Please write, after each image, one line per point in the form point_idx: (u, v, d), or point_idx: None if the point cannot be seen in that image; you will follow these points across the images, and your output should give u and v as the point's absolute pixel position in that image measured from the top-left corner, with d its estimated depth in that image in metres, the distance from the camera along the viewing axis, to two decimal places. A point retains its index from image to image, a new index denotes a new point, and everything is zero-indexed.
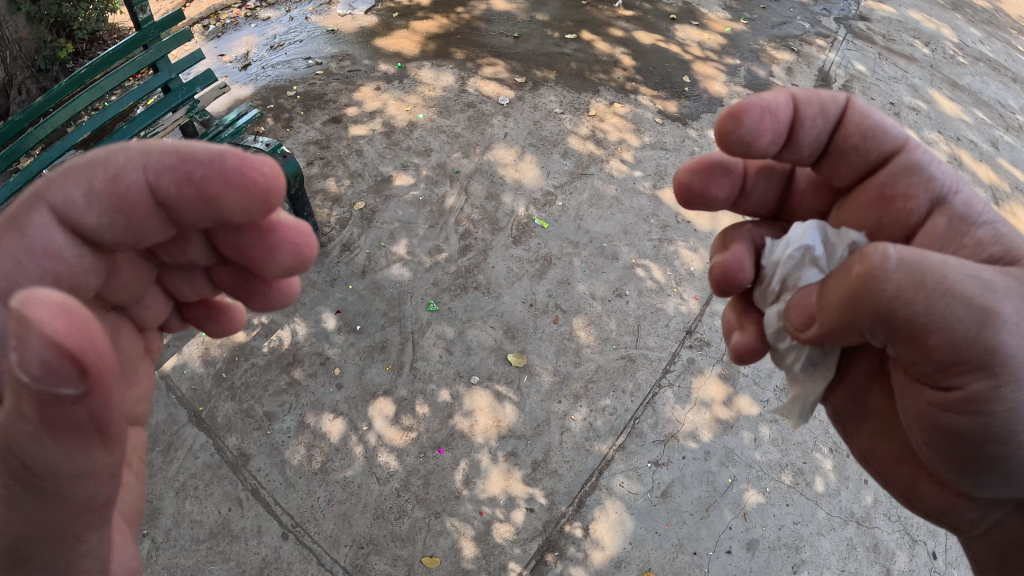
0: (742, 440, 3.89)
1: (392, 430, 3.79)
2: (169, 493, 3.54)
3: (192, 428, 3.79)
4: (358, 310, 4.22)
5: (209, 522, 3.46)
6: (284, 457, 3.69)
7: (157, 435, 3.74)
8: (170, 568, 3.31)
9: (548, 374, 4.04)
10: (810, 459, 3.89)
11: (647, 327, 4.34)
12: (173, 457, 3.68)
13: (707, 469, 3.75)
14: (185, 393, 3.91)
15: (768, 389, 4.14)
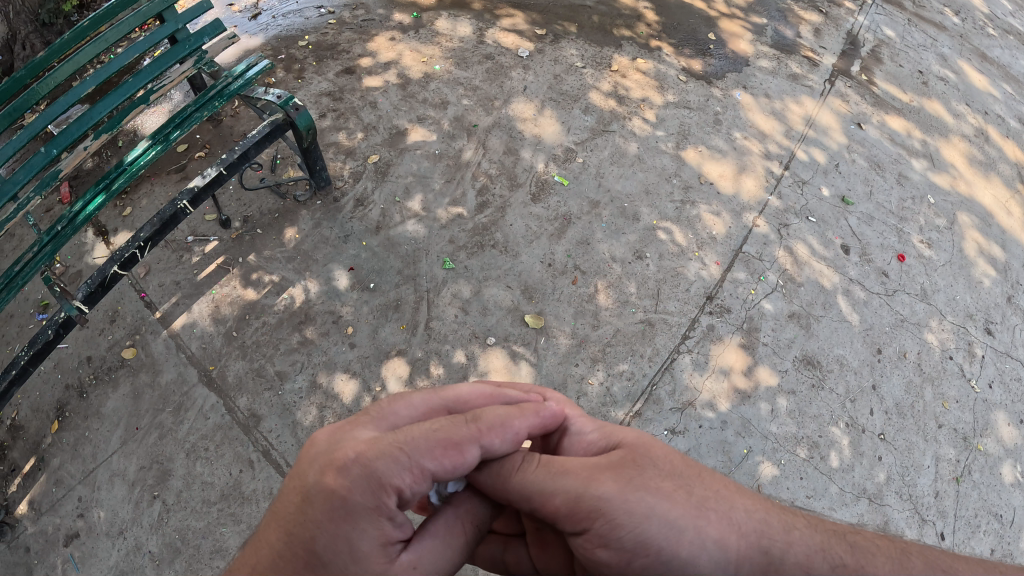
0: (759, 410, 3.90)
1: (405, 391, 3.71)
2: (179, 455, 3.72)
3: (202, 387, 3.91)
4: (372, 268, 4.11)
5: (220, 484, 3.64)
6: (295, 417, 3.80)
7: (167, 396, 3.90)
8: (183, 529, 3.52)
9: (566, 337, 3.93)
10: (825, 433, 3.91)
11: (666, 291, 4.22)
12: (183, 418, 3.83)
13: (723, 440, 3.76)
14: (194, 352, 4.03)
15: (787, 359, 4.12)
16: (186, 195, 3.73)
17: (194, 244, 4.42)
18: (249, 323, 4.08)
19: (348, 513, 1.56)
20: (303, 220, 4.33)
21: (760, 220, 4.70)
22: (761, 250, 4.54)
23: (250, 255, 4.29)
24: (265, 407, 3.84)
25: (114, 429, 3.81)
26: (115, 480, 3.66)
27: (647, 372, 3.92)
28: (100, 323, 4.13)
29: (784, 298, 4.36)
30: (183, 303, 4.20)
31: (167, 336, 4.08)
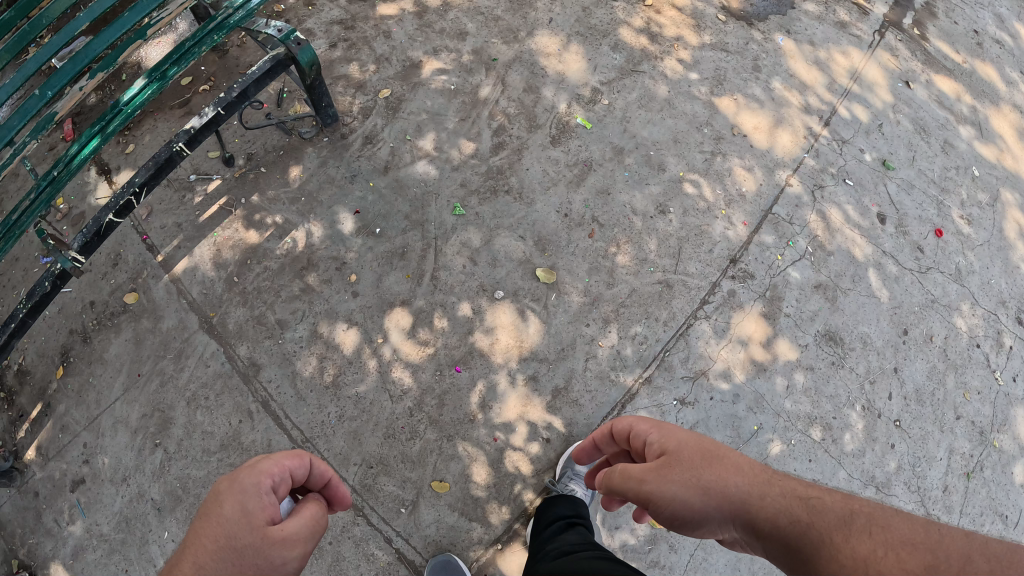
0: (775, 385, 3.70)
1: (408, 344, 3.58)
2: (180, 403, 3.68)
3: (203, 335, 3.79)
4: (379, 211, 3.88)
5: (220, 434, 3.59)
6: (295, 368, 3.66)
7: (168, 342, 3.82)
8: (182, 478, 3.55)
9: (579, 295, 3.71)
10: (841, 415, 3.71)
11: (688, 251, 3.95)
12: (184, 365, 3.76)
13: (733, 414, 3.58)
14: (194, 298, 3.90)
15: (810, 333, 3.87)
16: (182, 138, 3.49)
17: (197, 183, 4.20)
18: (250, 269, 3.91)
19: (239, 486, 1.83)
20: (309, 158, 4.08)
21: (794, 178, 4.36)
22: (792, 213, 4.21)
23: (253, 195, 4.06)
24: (265, 356, 3.72)
25: (116, 374, 3.78)
26: (119, 427, 3.67)
27: (660, 337, 3.71)
28: (102, 267, 4.02)
29: (813, 267, 4.07)
30: (184, 247, 4.03)
31: (167, 282, 3.95)
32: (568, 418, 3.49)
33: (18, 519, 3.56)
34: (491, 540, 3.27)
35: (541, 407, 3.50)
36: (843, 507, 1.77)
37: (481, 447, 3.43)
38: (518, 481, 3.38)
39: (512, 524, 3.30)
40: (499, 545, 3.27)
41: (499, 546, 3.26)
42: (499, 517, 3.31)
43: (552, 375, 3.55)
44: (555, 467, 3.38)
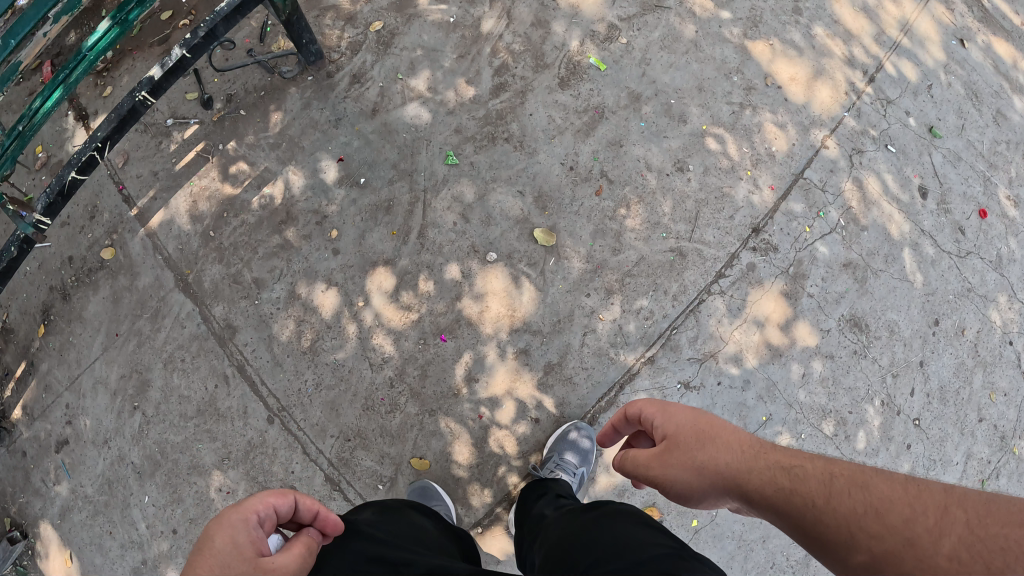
0: (789, 373, 3.46)
1: (390, 308, 3.25)
2: (157, 365, 3.41)
3: (179, 294, 3.47)
4: (364, 159, 3.41)
5: (196, 399, 3.34)
6: (271, 332, 3.34)
7: (145, 301, 3.50)
8: (161, 443, 3.33)
9: (579, 261, 3.29)
10: (857, 410, 3.51)
11: (705, 216, 3.47)
12: (161, 325, 3.45)
13: (741, 403, 3.37)
14: (170, 255, 3.55)
15: (832, 317, 3.56)
16: (145, 86, 3.14)
17: (174, 127, 3.73)
18: (226, 222, 3.53)
19: (230, 522, 1.73)
20: (291, 100, 3.59)
21: (830, 140, 3.86)
22: (825, 179, 3.77)
23: (231, 141, 3.64)
24: (241, 317, 3.40)
25: (95, 333, 3.50)
26: (99, 389, 3.43)
27: (668, 311, 3.32)
28: (80, 221, 3.65)
29: (842, 244, 3.67)
30: (162, 198, 3.61)
31: (144, 236, 3.59)
32: (560, 396, 3.17)
33: (9, 479, 3.42)
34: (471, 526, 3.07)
35: (531, 383, 3.17)
36: (830, 468, 1.76)
37: (466, 424, 3.14)
38: (505, 461, 3.12)
39: (493, 509, 3.09)
40: (479, 530, 3.07)
41: (480, 531, 3.07)
42: (481, 499, 3.09)
43: (546, 348, 3.20)
44: (544, 449, 3.07)
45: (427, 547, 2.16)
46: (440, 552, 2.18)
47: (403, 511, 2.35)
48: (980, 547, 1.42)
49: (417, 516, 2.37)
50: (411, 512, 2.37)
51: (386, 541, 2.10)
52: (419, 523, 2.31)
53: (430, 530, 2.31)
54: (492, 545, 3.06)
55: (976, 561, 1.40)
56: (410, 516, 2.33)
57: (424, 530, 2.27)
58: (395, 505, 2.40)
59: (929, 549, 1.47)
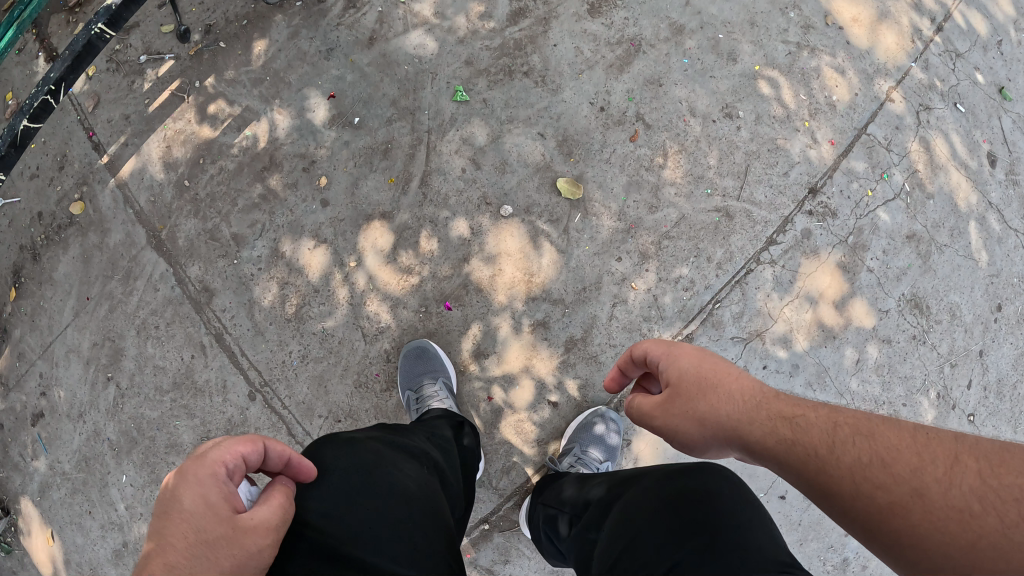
0: (842, 358, 2.99)
1: (386, 270, 2.75)
2: (130, 332, 2.92)
3: (152, 253, 2.94)
4: (359, 95, 2.88)
5: (171, 370, 2.88)
6: (251, 296, 2.85)
7: (116, 262, 2.96)
8: (137, 419, 2.89)
9: (609, 219, 2.72)
10: (911, 402, 3.03)
11: (756, 170, 2.94)
12: (133, 288, 2.94)
13: (789, 390, 2.91)
14: (142, 209, 2.99)
15: (892, 297, 3.04)
16: (103, 16, 2.67)
17: (147, 66, 3.06)
18: (203, 169, 2.96)
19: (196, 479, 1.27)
20: (277, 29, 3.00)
21: (897, 93, 3.21)
22: (891, 136, 3.17)
23: (209, 79, 3.01)
24: (219, 279, 2.89)
25: (67, 297, 2.97)
26: (71, 357, 2.94)
27: (710, 282, 2.81)
28: (47, 172, 3.03)
29: (906, 213, 3.11)
30: (135, 143, 3.02)
31: (113, 188, 3.00)
32: (581, 377, 2.66)
33: None
34: (477, 523, 2.64)
35: (549, 362, 2.63)
36: (828, 409, 1.41)
37: (472, 405, 2.68)
38: (515, 449, 2.66)
39: (501, 505, 2.64)
40: (486, 526, 2.64)
41: (487, 528, 2.64)
42: (489, 492, 2.64)
43: (567, 320, 2.70)
44: (563, 438, 2.61)
45: (435, 509, 1.70)
46: (446, 514, 1.74)
47: (401, 458, 1.82)
48: (1004, 499, 1.12)
49: (411, 459, 1.85)
50: (406, 455, 1.85)
51: (390, 508, 1.61)
52: (418, 472, 1.80)
53: (427, 477, 1.82)
54: (500, 545, 2.63)
55: (998, 514, 1.10)
56: (408, 462, 1.82)
57: (427, 483, 1.78)
58: (386, 445, 1.85)
59: (945, 502, 1.15)
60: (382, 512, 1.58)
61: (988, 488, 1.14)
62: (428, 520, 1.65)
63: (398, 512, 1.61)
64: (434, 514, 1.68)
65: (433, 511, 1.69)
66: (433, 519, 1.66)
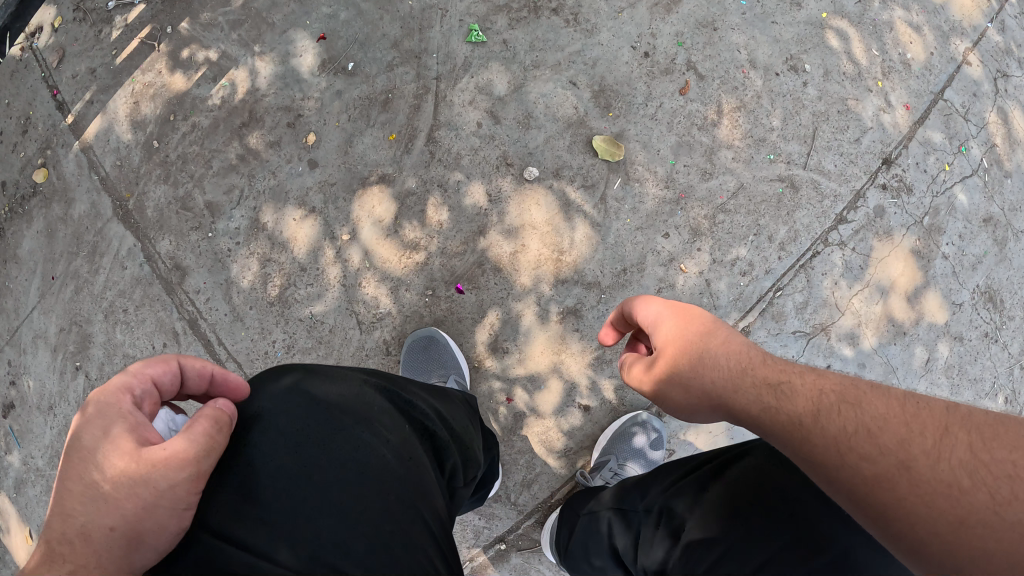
0: (911, 359, 2.42)
1: (386, 244, 2.12)
2: (99, 316, 2.32)
3: (119, 225, 2.34)
4: (355, 35, 2.25)
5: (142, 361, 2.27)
6: (228, 276, 2.25)
7: (81, 237, 2.36)
8: None
9: (656, 184, 2.14)
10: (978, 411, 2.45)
11: (824, 134, 2.47)
12: (99, 268, 2.34)
13: None
14: (110, 175, 2.39)
15: (967, 288, 2.46)
16: None
17: (116, 11, 2.47)
18: (174, 128, 2.36)
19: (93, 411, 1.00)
20: None
21: (974, 57, 2.59)
22: (970, 105, 2.55)
23: (184, 22, 2.42)
24: (192, 256, 2.29)
25: (32, 277, 2.37)
26: (38, 343, 2.35)
27: (773, 266, 2.34)
28: (8, 138, 2.46)
29: (984, 191, 2.52)
30: (101, 101, 2.43)
31: (78, 152, 2.41)
32: (620, 376, 2.12)
33: None
34: (491, 543, 2.12)
35: (582, 358, 2.10)
36: (802, 367, 1.17)
37: (489, 413, 2.09)
38: (539, 460, 2.12)
39: (521, 523, 2.12)
40: (502, 546, 2.12)
41: (503, 550, 2.12)
42: (507, 508, 2.12)
43: (602, 309, 2.09)
44: (596, 447, 2.10)
45: (410, 498, 1.19)
46: (433, 500, 1.23)
47: (376, 420, 1.28)
48: (1000, 474, 0.89)
49: (394, 416, 1.32)
50: (388, 413, 1.32)
51: (335, 497, 1.13)
52: (397, 438, 1.27)
53: (414, 444, 1.30)
54: (517, 565, 2.11)
55: (993, 492, 0.88)
56: (385, 424, 1.29)
57: (409, 456, 1.26)
58: (359, 396, 1.31)
59: (929, 477, 0.92)
60: (320, 503, 1.11)
61: (982, 461, 0.91)
62: (393, 516, 1.14)
63: (348, 505, 1.12)
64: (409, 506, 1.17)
65: (411, 503, 1.18)
66: (404, 515, 1.15)
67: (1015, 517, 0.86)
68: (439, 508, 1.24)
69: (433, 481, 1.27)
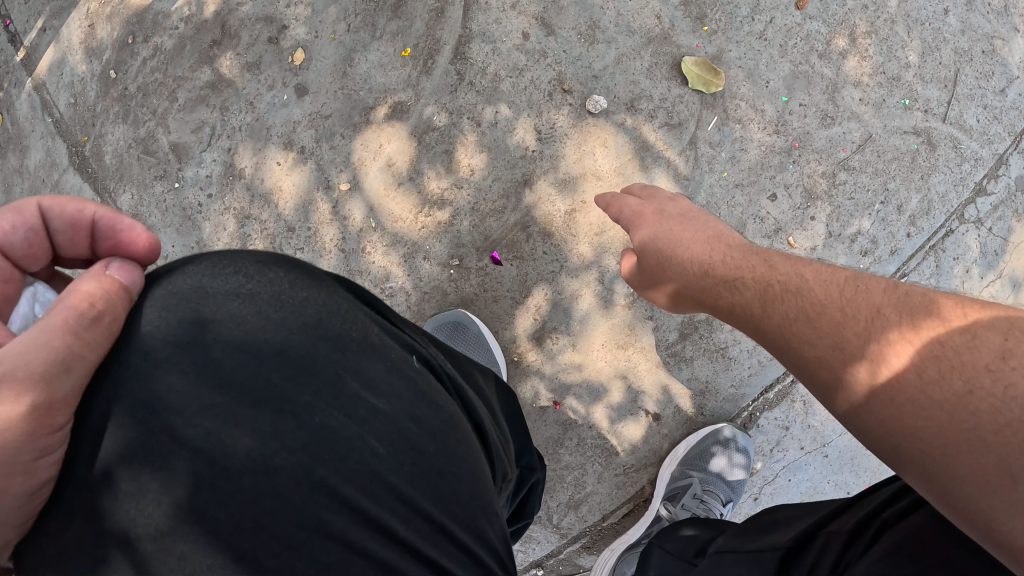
0: None
1: (399, 197, 1.58)
2: None
3: (76, 177, 1.81)
4: None
5: None
6: (200, 240, 1.71)
7: (39, 191, 1.83)
8: None
9: (763, 128, 1.58)
10: None
11: (968, 80, 1.70)
12: None
13: None
14: (63, 115, 1.85)
15: None
16: None
17: None
18: (134, 53, 1.80)
19: None
20: None
21: None
22: None
23: None
24: (157, 213, 1.74)
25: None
26: None
27: (898, 247, 1.66)
28: None
29: None
30: (55, 25, 1.89)
31: (30, 91, 1.88)
32: (701, 379, 1.57)
33: None
34: (525, 566, 1.64)
35: (655, 356, 1.55)
36: (766, 252, 1.06)
37: (532, 421, 1.57)
38: (590, 478, 1.59)
39: (564, 547, 1.62)
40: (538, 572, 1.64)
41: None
42: (549, 532, 1.62)
43: None
44: (665, 466, 1.56)
45: (429, 508, 0.76)
46: (473, 491, 0.80)
47: (351, 385, 0.77)
48: (927, 351, 0.79)
49: (380, 351, 0.81)
50: (365, 346, 0.80)
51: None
52: (392, 406, 0.79)
53: (423, 404, 0.81)
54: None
55: (921, 371, 0.78)
56: (365, 381, 0.78)
57: (414, 439, 0.78)
58: (312, 337, 0.77)
59: (860, 359, 0.83)
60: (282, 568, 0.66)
61: (910, 339, 0.81)
62: (411, 560, 0.73)
63: (331, 562, 0.68)
64: (427, 525, 0.75)
65: (433, 519, 0.76)
66: (422, 540, 0.74)
67: (939, 396, 0.76)
68: (487, 502, 0.83)
69: (472, 464, 0.82)
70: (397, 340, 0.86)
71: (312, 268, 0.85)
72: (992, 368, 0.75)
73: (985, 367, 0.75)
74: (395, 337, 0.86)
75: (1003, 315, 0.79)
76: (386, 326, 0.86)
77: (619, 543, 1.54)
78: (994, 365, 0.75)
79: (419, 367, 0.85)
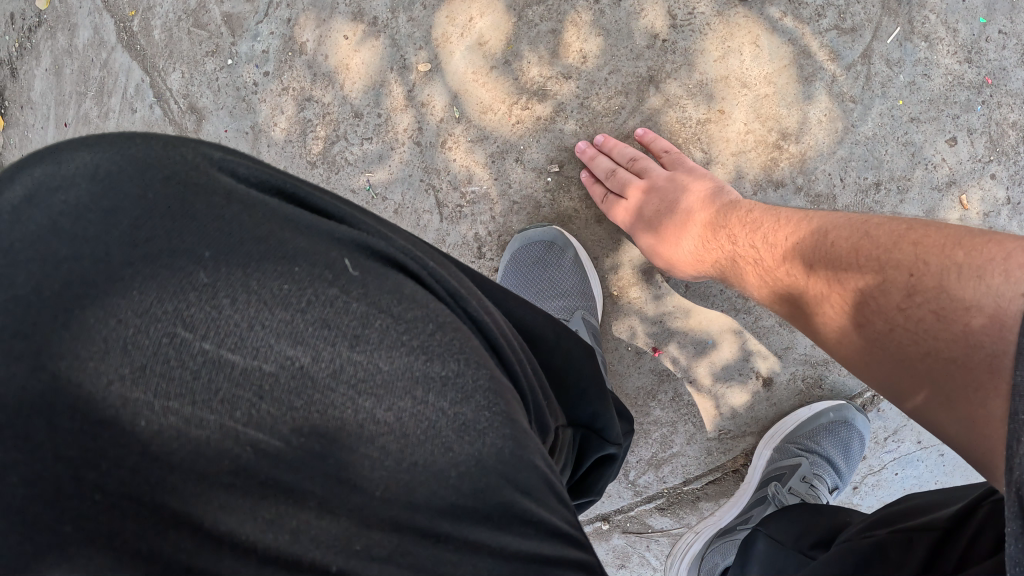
0: None
1: (496, 85, 1.31)
2: None
3: (120, 55, 1.51)
4: None
5: None
6: (255, 126, 1.43)
7: (88, 72, 1.53)
8: None
9: (949, 49, 1.26)
10: None
11: None
12: (107, 112, 1.52)
13: None
14: None
15: None
16: None
17: None
18: None
19: None
20: None
21: None
22: None
23: None
24: (208, 94, 1.46)
25: (45, 128, 1.57)
26: None
27: None
28: None
29: None
30: None
31: None
32: None
33: None
34: (587, 517, 1.38)
35: None
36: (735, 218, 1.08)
37: (623, 366, 1.31)
38: (679, 439, 1.32)
39: (636, 505, 1.36)
40: (602, 526, 1.39)
41: (602, 533, 1.38)
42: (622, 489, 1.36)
43: None
44: (766, 443, 1.28)
45: (385, 511, 0.50)
46: (477, 453, 0.52)
47: (196, 345, 0.48)
48: (854, 300, 0.85)
49: (265, 264, 0.52)
50: (225, 269, 0.51)
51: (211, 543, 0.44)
52: (287, 360, 0.49)
53: (343, 344, 0.50)
54: (619, 551, 1.39)
55: (852, 317, 0.85)
56: (225, 332, 0.48)
57: (333, 406, 0.49)
58: (117, 291, 0.48)
59: (812, 309, 0.92)
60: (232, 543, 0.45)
61: (841, 290, 0.87)
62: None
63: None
64: (393, 536, 0.49)
65: (400, 522, 0.50)
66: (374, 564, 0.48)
67: (870, 334, 0.82)
68: (511, 465, 0.54)
69: (462, 427, 0.52)
70: (317, 239, 0.56)
71: (170, 151, 0.58)
72: (902, 306, 0.79)
73: (898, 305, 0.79)
74: (314, 234, 0.57)
75: (913, 249, 0.81)
76: (293, 219, 0.57)
77: (705, 526, 1.31)
78: (904, 302, 0.79)
79: (355, 275, 0.54)
